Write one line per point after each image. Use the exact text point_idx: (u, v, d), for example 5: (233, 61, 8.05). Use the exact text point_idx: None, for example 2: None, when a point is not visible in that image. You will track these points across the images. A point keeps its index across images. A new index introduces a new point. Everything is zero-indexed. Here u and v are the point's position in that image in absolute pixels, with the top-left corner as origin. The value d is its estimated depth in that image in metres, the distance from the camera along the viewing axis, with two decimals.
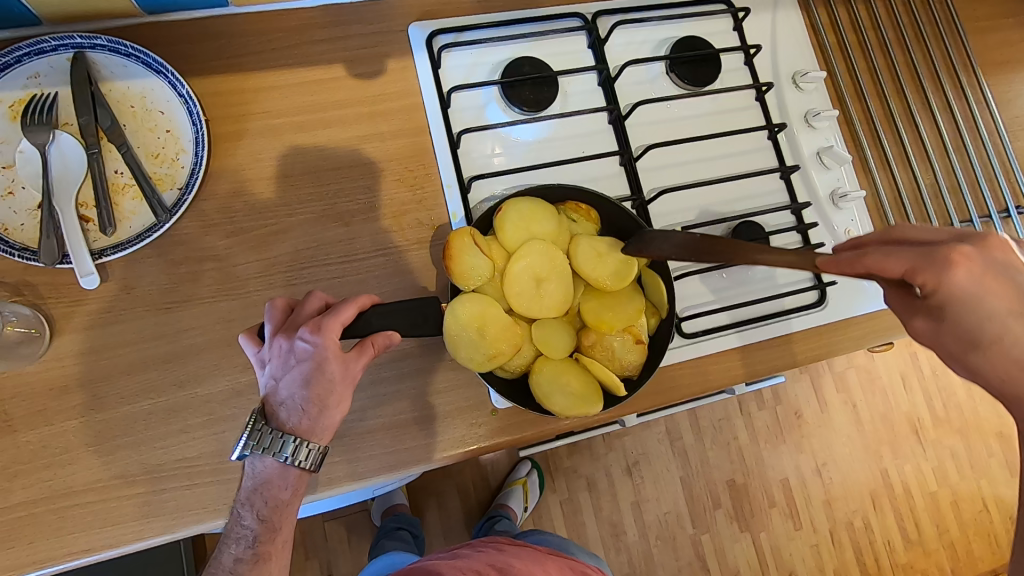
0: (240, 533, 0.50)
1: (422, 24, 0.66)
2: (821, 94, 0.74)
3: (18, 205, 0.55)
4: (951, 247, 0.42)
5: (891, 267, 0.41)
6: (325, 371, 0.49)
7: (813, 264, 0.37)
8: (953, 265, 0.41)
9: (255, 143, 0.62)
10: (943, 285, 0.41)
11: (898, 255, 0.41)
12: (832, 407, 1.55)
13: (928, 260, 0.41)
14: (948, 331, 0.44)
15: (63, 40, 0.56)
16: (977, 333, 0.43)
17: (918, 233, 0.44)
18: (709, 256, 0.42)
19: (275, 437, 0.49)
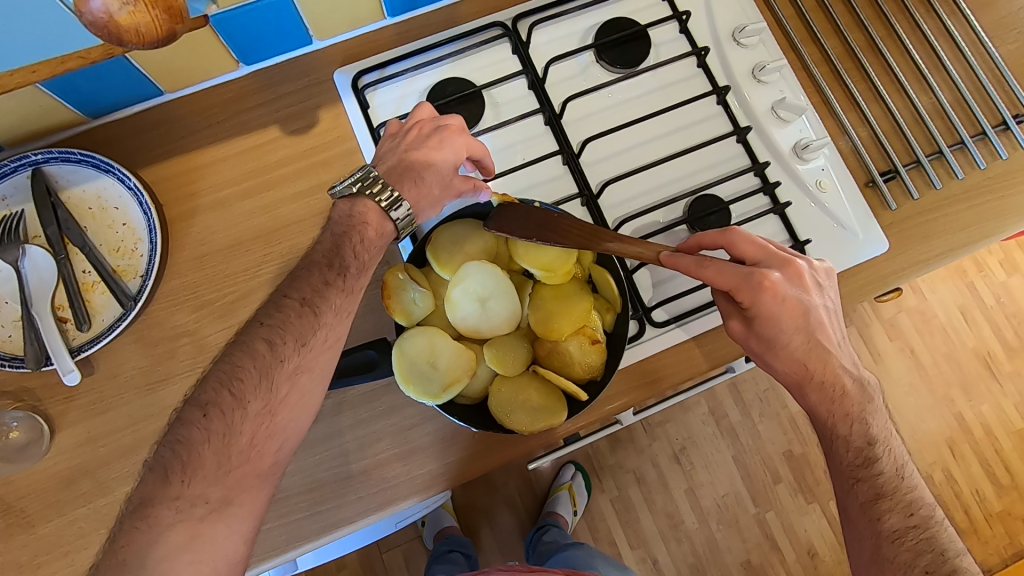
0: (300, 296, 0.49)
1: (346, 68, 0.67)
2: (768, 46, 0.69)
3: (5, 318, 0.59)
4: (766, 273, 0.52)
5: (718, 281, 0.52)
6: (438, 160, 0.57)
7: (656, 255, 0.52)
8: (763, 289, 0.51)
9: (209, 217, 0.65)
10: (755, 303, 0.52)
11: (727, 274, 0.51)
12: (887, 356, 1.46)
13: (746, 282, 0.51)
14: (754, 338, 0.54)
15: (21, 160, 0.60)
16: (773, 341, 0.54)
17: (750, 250, 0.53)
18: (571, 241, 0.52)
19: (386, 188, 0.55)
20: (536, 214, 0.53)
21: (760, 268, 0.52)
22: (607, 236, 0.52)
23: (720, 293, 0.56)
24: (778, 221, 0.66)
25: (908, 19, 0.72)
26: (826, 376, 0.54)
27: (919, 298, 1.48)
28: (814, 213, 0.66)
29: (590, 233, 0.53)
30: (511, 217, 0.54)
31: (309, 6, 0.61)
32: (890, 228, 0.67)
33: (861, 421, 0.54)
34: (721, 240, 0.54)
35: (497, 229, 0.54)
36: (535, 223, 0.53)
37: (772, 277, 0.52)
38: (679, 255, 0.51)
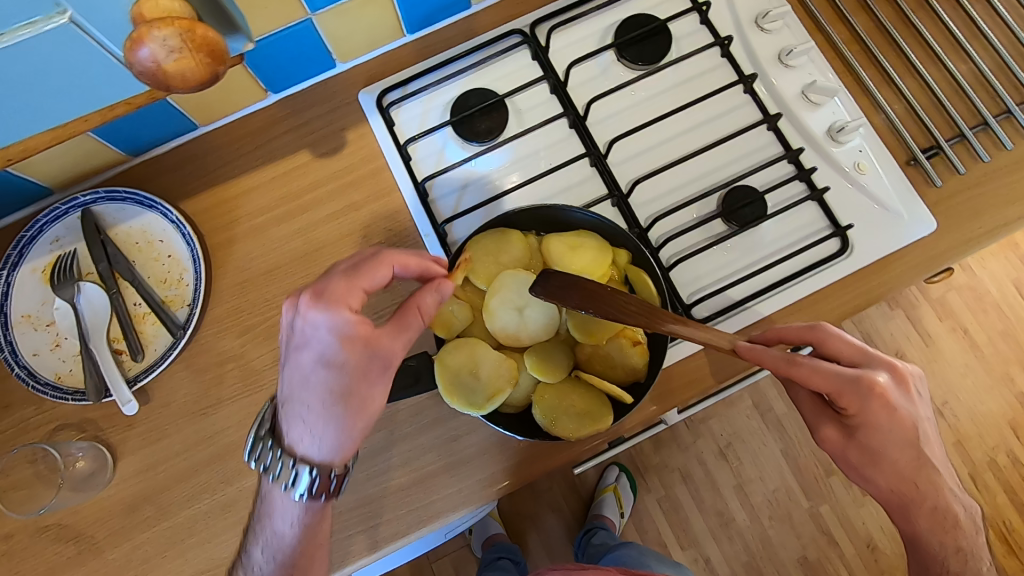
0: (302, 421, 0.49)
1: (370, 89, 0.68)
2: (793, 29, 0.67)
3: (65, 354, 0.62)
4: (875, 377, 0.49)
5: (820, 383, 0.49)
6: (359, 388, 0.48)
7: (722, 337, 0.50)
8: (873, 394, 0.49)
9: (247, 244, 0.66)
10: (863, 410, 0.49)
11: (831, 376, 0.48)
12: (938, 338, 1.41)
13: (854, 387, 0.49)
14: (855, 450, 0.51)
15: (72, 202, 0.64)
16: (879, 455, 0.51)
17: (850, 352, 0.51)
18: (628, 317, 0.48)
19: (277, 459, 0.49)
20: (588, 286, 0.49)
21: (867, 371, 0.49)
22: (668, 316, 0.49)
23: (809, 400, 0.54)
24: (817, 208, 0.63)
25: None
26: (937, 503, 0.52)
27: (968, 275, 1.42)
28: (855, 196, 0.64)
29: (649, 312, 0.48)
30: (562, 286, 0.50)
31: (331, 31, 0.63)
32: (938, 205, 0.64)
33: (975, 560, 0.54)
34: (814, 338, 0.52)
35: (545, 296, 0.49)
36: (589, 295, 0.49)
37: (881, 382, 0.49)
38: (759, 347, 0.49)
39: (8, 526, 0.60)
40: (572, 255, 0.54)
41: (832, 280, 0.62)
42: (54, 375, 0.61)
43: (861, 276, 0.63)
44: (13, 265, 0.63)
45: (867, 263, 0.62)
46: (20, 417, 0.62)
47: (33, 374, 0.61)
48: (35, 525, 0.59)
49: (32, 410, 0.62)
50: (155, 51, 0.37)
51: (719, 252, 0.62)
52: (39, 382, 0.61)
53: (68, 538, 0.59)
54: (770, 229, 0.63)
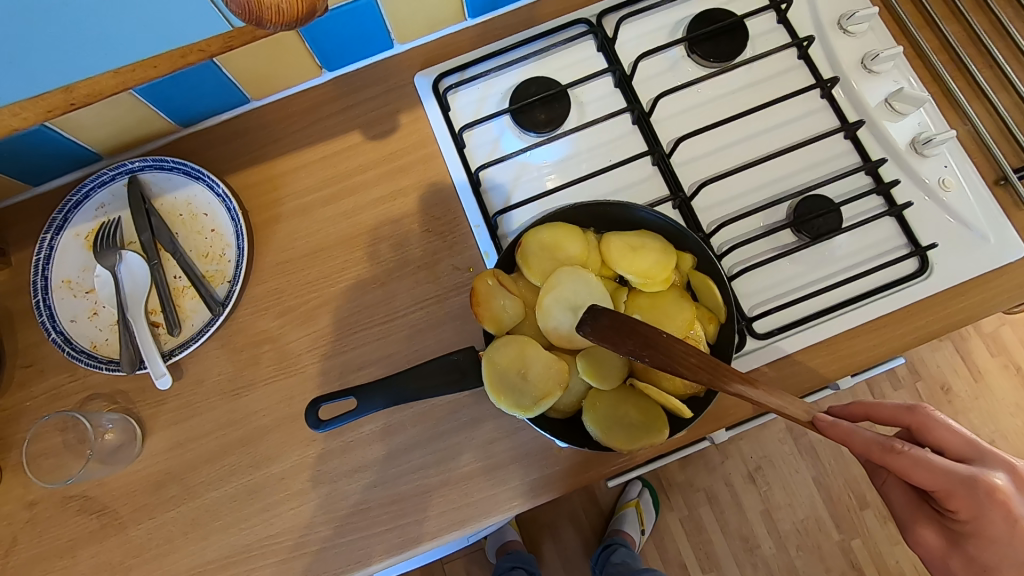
0: None
1: (426, 71, 0.66)
2: (879, 33, 0.63)
3: (102, 323, 0.61)
4: (994, 479, 0.46)
5: (926, 480, 0.46)
6: None
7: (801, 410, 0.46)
8: (992, 498, 0.45)
9: (291, 224, 0.64)
10: (978, 515, 0.46)
11: (939, 474, 0.46)
12: (988, 374, 1.34)
13: (967, 488, 0.46)
14: (961, 557, 0.49)
15: (119, 169, 0.63)
16: (992, 568, 0.47)
17: (960, 446, 0.49)
18: (687, 372, 0.43)
19: None
20: (642, 330, 0.44)
21: (984, 472, 0.46)
22: (731, 376, 0.44)
23: (910, 495, 0.52)
24: (896, 224, 0.59)
25: None
26: None
27: None
28: (937, 214, 0.59)
29: (712, 370, 0.44)
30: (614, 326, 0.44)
31: (392, 10, 0.60)
32: None
33: None
34: (917, 425, 0.50)
35: (595, 336, 0.43)
36: (643, 340, 0.43)
37: (1001, 486, 0.46)
38: (846, 426, 0.46)
39: (34, 493, 0.58)
40: (635, 256, 0.51)
41: (908, 302, 0.58)
42: (90, 344, 0.60)
43: (939, 301, 0.58)
44: (57, 229, 0.62)
45: (947, 287, 0.58)
46: (53, 384, 0.61)
47: (69, 342, 0.60)
48: (61, 495, 0.58)
49: (65, 377, 0.61)
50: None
51: (785, 265, 0.58)
52: (75, 349, 0.59)
53: (92, 510, 0.58)
54: (842, 244, 0.59)
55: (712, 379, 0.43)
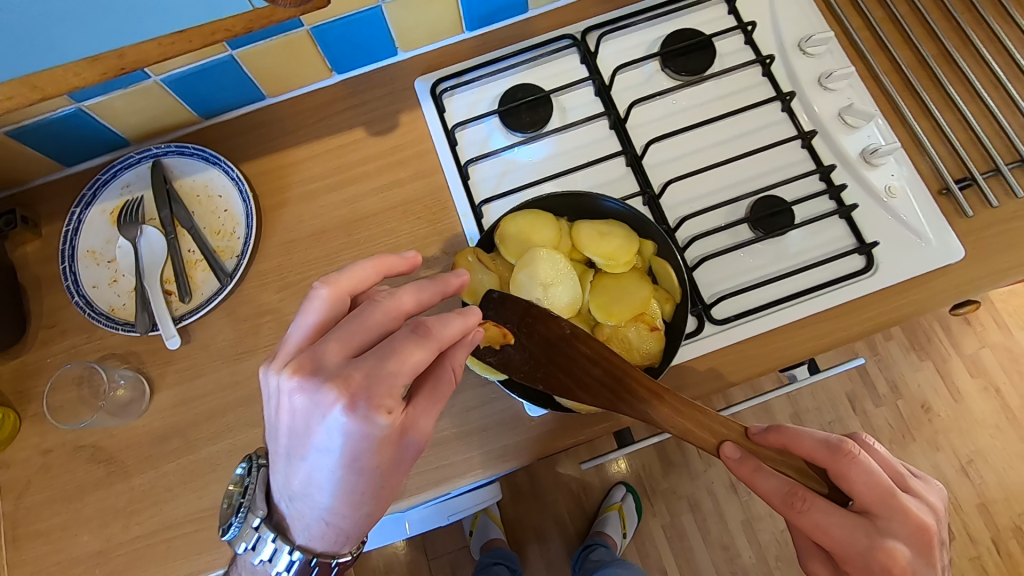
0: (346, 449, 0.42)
1: (426, 77, 0.73)
2: (835, 55, 0.69)
3: (121, 289, 0.67)
4: (891, 546, 0.48)
5: (827, 538, 0.49)
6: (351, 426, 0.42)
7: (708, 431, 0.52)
8: (883, 566, 0.48)
9: (297, 208, 0.71)
10: None
11: (837, 537, 0.49)
12: (968, 395, 1.37)
13: (862, 555, 0.48)
14: None
15: (144, 153, 0.70)
16: None
17: (873, 504, 0.49)
18: (584, 377, 0.52)
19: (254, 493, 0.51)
20: (542, 332, 0.53)
21: (881, 539, 0.48)
22: (633, 393, 0.51)
23: None
24: (844, 225, 0.65)
25: (986, 30, 0.71)
26: None
27: (1004, 334, 1.39)
28: (882, 218, 0.65)
29: (611, 378, 0.51)
30: (532, 341, 0.53)
31: (397, 20, 0.68)
32: (967, 235, 0.64)
33: None
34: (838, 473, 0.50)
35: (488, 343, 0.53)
36: (544, 340, 0.52)
37: (896, 553, 0.48)
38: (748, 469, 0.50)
39: (49, 442, 0.64)
40: (601, 241, 0.57)
41: (854, 296, 0.63)
42: (108, 308, 0.66)
43: (883, 296, 0.63)
44: (86, 204, 0.69)
45: (891, 283, 0.63)
46: (73, 343, 0.67)
47: (90, 305, 0.66)
48: (73, 443, 0.64)
49: (84, 338, 0.67)
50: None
51: (742, 257, 0.64)
52: (95, 312, 0.65)
53: (101, 459, 0.63)
54: (795, 240, 0.65)
55: (603, 384, 0.51)
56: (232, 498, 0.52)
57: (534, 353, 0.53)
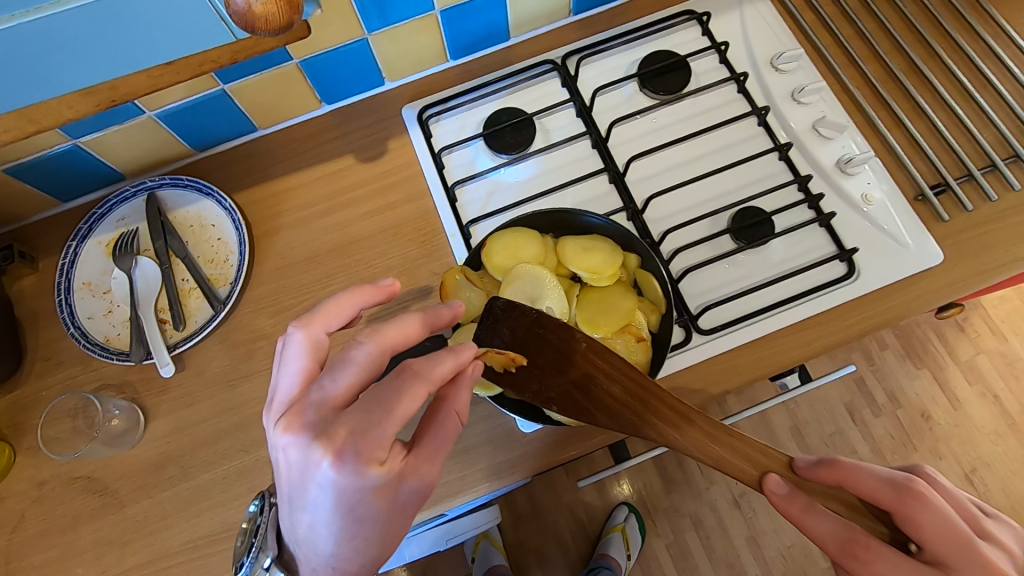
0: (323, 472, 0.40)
1: (413, 104, 0.75)
2: (807, 70, 0.72)
3: (116, 319, 0.68)
4: None
5: None
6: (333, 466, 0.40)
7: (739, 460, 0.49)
8: None
9: (289, 234, 0.72)
10: None
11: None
12: (966, 402, 1.37)
13: None
14: None
15: (140, 186, 0.71)
16: None
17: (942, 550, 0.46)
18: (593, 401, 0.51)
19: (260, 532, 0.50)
20: (552, 349, 0.52)
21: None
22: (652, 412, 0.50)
23: None
24: (825, 233, 0.66)
25: (950, 43, 0.74)
26: None
27: (999, 340, 1.40)
28: (861, 225, 0.66)
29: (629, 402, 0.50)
30: (542, 357, 0.52)
31: (383, 51, 0.71)
32: (946, 238, 0.66)
33: None
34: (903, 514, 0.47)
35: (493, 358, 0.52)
36: (551, 359, 0.52)
37: None
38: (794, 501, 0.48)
39: (43, 474, 0.64)
40: (586, 255, 0.58)
41: (838, 302, 0.64)
42: (103, 338, 0.67)
43: (866, 302, 0.64)
44: (82, 237, 0.70)
45: (873, 289, 0.64)
46: (68, 374, 0.67)
47: (85, 335, 0.67)
48: (68, 474, 0.64)
49: (79, 369, 0.67)
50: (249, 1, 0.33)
51: (725, 268, 0.66)
52: (90, 342, 0.66)
53: (95, 490, 0.63)
54: (777, 249, 0.66)
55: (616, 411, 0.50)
56: (246, 536, 0.51)
57: (547, 370, 0.52)
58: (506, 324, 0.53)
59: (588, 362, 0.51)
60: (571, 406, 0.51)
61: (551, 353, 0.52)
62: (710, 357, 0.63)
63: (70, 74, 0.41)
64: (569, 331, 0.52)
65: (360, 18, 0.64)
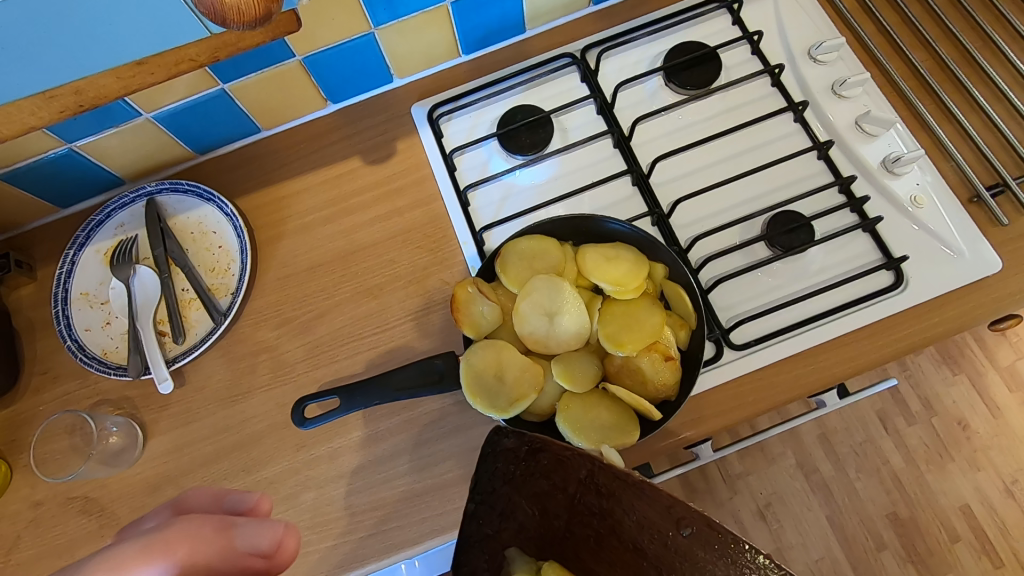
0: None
1: (422, 103, 0.71)
2: (848, 61, 0.66)
3: (113, 332, 0.65)
4: None
5: None
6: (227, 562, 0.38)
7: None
8: None
9: (293, 241, 0.69)
10: None
11: None
12: (1008, 411, 1.30)
13: None
14: None
15: (139, 192, 0.68)
16: None
17: None
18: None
19: None
20: (577, 505, 0.37)
21: None
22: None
23: None
24: (869, 239, 0.61)
25: (1007, 28, 0.67)
26: None
27: None
28: (910, 230, 0.61)
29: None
30: (557, 515, 0.37)
31: (390, 46, 0.66)
32: (1004, 245, 0.60)
33: None
34: None
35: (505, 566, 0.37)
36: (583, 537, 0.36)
37: None
38: None
39: (39, 494, 0.61)
40: (609, 266, 0.53)
41: (884, 314, 0.59)
42: (101, 351, 0.64)
43: (915, 315, 0.59)
44: (80, 245, 0.67)
45: (923, 300, 0.59)
46: (65, 389, 0.65)
47: (82, 349, 0.64)
48: (64, 495, 0.61)
49: (76, 384, 0.65)
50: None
51: (760, 277, 0.61)
52: (87, 356, 0.63)
53: (92, 512, 0.60)
54: (816, 257, 0.61)
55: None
56: None
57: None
58: (525, 499, 0.38)
59: (676, 560, 0.34)
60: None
61: (604, 547, 0.36)
62: (744, 375, 0.58)
63: (19, 76, 0.37)
64: (592, 483, 0.37)
65: (365, 11, 0.60)
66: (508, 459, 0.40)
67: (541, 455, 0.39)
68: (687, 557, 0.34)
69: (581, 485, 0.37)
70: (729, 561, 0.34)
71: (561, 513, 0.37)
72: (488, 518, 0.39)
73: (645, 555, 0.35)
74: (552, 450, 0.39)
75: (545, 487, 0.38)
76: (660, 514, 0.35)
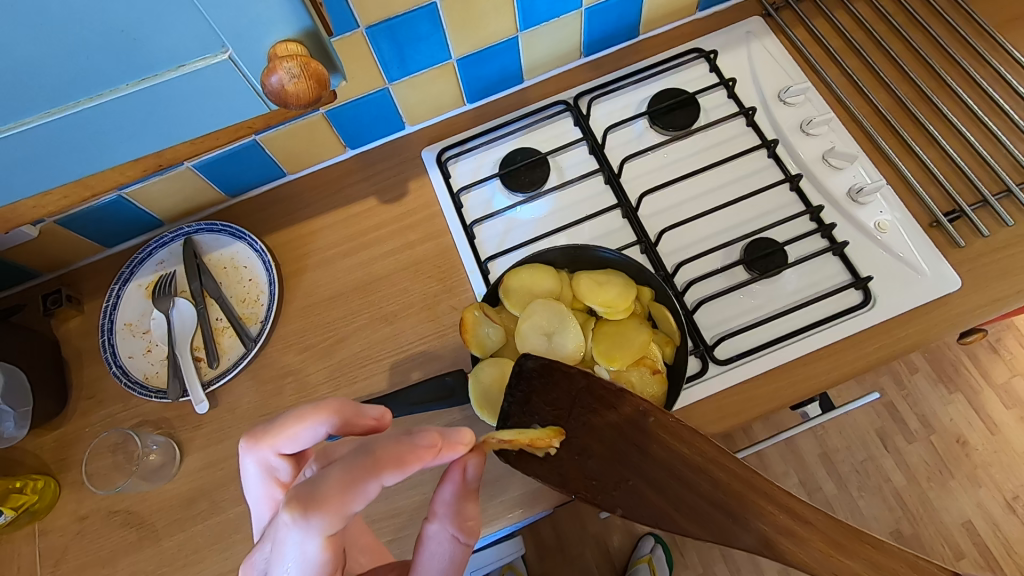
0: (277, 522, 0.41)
1: (432, 147, 0.79)
2: (814, 102, 0.74)
3: (154, 358, 0.71)
4: None
5: None
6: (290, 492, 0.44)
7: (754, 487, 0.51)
8: None
9: (316, 273, 0.76)
10: None
11: None
12: (1005, 427, 1.32)
13: None
14: None
15: (177, 232, 0.76)
16: None
17: None
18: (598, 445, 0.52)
19: None
20: (566, 391, 0.53)
21: None
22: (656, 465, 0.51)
23: None
24: (839, 262, 0.67)
25: (958, 70, 0.74)
26: None
27: None
28: (876, 253, 0.67)
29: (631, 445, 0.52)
30: (557, 409, 0.52)
31: (403, 99, 0.75)
32: (963, 265, 0.66)
33: None
34: None
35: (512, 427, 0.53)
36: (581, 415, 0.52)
37: None
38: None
39: (85, 508, 0.67)
40: (601, 290, 0.59)
41: (854, 331, 0.64)
42: (143, 376, 0.71)
43: (883, 331, 0.64)
44: (124, 280, 0.75)
45: (891, 317, 0.64)
46: (109, 412, 0.71)
47: (126, 374, 0.71)
48: (107, 508, 0.67)
49: (120, 406, 0.71)
50: (284, 79, 0.36)
51: (741, 298, 0.67)
52: (131, 380, 0.70)
53: (133, 523, 0.66)
54: (791, 279, 0.67)
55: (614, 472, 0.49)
56: None
57: (597, 452, 0.52)
58: (541, 402, 0.53)
59: (647, 439, 0.51)
60: (626, 478, 0.51)
61: (595, 426, 0.52)
62: (728, 387, 0.64)
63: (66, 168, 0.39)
64: (579, 379, 0.53)
65: (381, 69, 0.69)
66: (530, 376, 0.53)
67: (555, 373, 0.53)
68: (648, 434, 0.51)
69: (584, 393, 0.52)
70: (679, 438, 0.51)
71: (567, 408, 0.52)
72: (515, 412, 0.53)
73: (621, 433, 0.52)
74: (564, 369, 0.53)
75: (558, 395, 0.53)
76: (634, 409, 0.52)
